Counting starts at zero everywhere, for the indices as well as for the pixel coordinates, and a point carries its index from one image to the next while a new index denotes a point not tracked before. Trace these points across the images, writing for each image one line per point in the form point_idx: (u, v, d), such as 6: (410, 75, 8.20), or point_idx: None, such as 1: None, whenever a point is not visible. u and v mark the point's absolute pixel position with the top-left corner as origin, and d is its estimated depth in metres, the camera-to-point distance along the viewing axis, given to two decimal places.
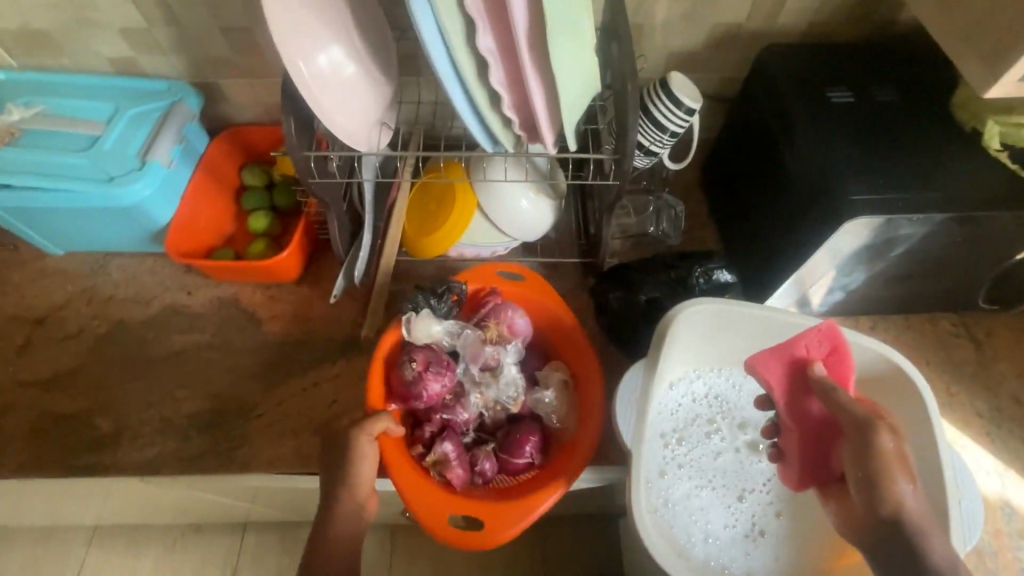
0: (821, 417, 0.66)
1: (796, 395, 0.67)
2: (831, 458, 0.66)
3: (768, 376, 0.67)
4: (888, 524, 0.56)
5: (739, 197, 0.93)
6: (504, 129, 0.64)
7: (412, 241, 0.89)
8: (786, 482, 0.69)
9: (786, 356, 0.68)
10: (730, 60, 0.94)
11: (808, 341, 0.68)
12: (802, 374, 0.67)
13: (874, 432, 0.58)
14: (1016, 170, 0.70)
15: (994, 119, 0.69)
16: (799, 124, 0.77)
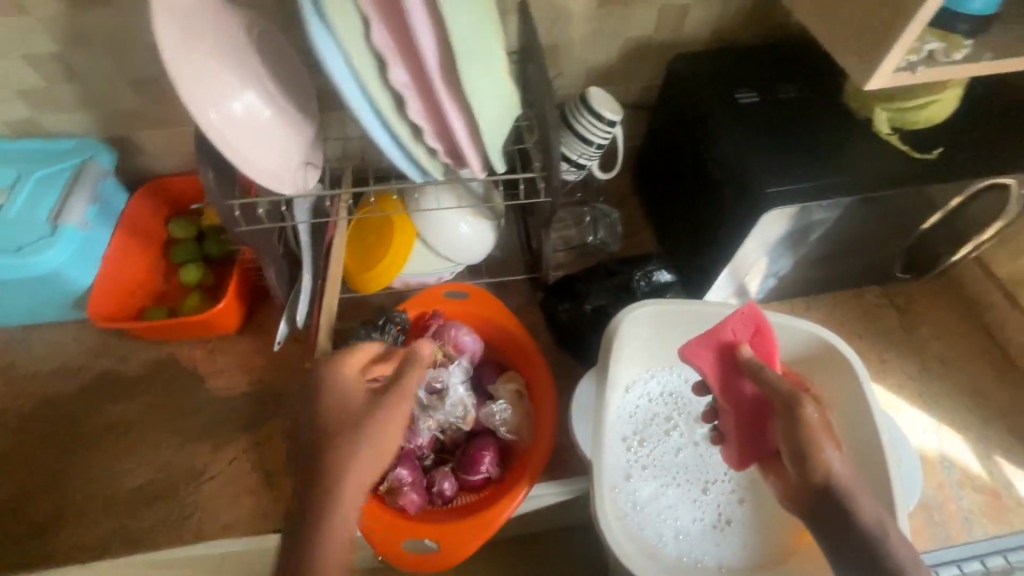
0: (753, 397, 0.68)
1: (729, 379, 0.68)
2: (767, 432, 0.68)
3: (699, 364, 0.67)
4: (820, 490, 0.59)
5: (669, 199, 0.97)
6: (431, 158, 0.64)
7: (355, 277, 0.88)
8: (729, 461, 0.71)
9: (713, 341, 0.68)
10: (646, 71, 0.99)
11: (733, 323, 0.69)
12: (731, 358, 0.68)
13: (800, 407, 0.60)
14: (907, 151, 0.75)
15: (881, 106, 0.75)
16: (712, 126, 0.81)
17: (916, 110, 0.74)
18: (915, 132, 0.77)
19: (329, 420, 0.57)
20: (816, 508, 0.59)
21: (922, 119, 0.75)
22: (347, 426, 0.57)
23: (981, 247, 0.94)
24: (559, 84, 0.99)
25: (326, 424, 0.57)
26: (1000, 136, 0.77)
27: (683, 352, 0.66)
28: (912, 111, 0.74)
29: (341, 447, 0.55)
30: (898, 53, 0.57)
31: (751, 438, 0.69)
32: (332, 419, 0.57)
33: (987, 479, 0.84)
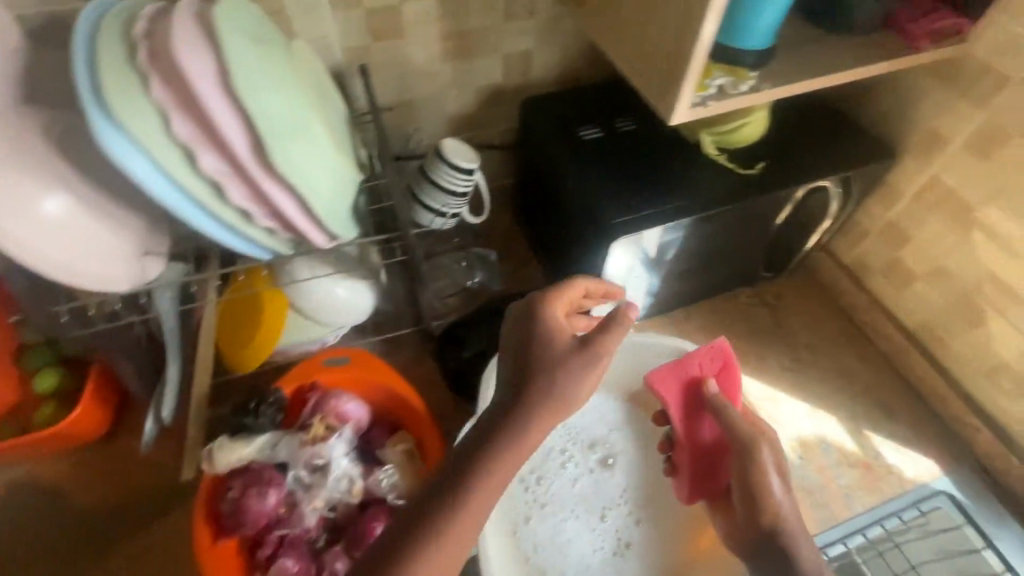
0: (711, 433, 0.73)
1: (688, 411, 0.74)
2: (717, 470, 0.73)
3: (664, 391, 0.74)
4: (768, 533, 0.63)
5: (546, 234, 1.01)
6: (272, 236, 0.63)
7: (230, 357, 0.84)
8: (677, 494, 0.76)
9: (679, 374, 0.75)
10: (504, 115, 1.03)
11: (701, 358, 0.75)
12: (693, 391, 0.74)
13: (757, 452, 0.64)
14: (734, 168, 0.83)
15: (705, 131, 0.83)
16: (563, 164, 0.86)
17: (734, 132, 0.82)
18: (740, 150, 0.84)
19: (523, 357, 0.55)
20: (763, 548, 0.63)
21: (741, 140, 0.83)
22: (540, 370, 0.53)
23: (826, 240, 1.04)
24: (423, 136, 1.01)
25: (531, 364, 0.54)
26: (809, 147, 0.86)
27: (653, 377, 0.73)
28: (732, 132, 0.82)
29: (531, 390, 0.53)
30: (688, 91, 0.63)
31: (704, 475, 0.73)
32: (543, 358, 0.54)
33: (860, 453, 0.91)
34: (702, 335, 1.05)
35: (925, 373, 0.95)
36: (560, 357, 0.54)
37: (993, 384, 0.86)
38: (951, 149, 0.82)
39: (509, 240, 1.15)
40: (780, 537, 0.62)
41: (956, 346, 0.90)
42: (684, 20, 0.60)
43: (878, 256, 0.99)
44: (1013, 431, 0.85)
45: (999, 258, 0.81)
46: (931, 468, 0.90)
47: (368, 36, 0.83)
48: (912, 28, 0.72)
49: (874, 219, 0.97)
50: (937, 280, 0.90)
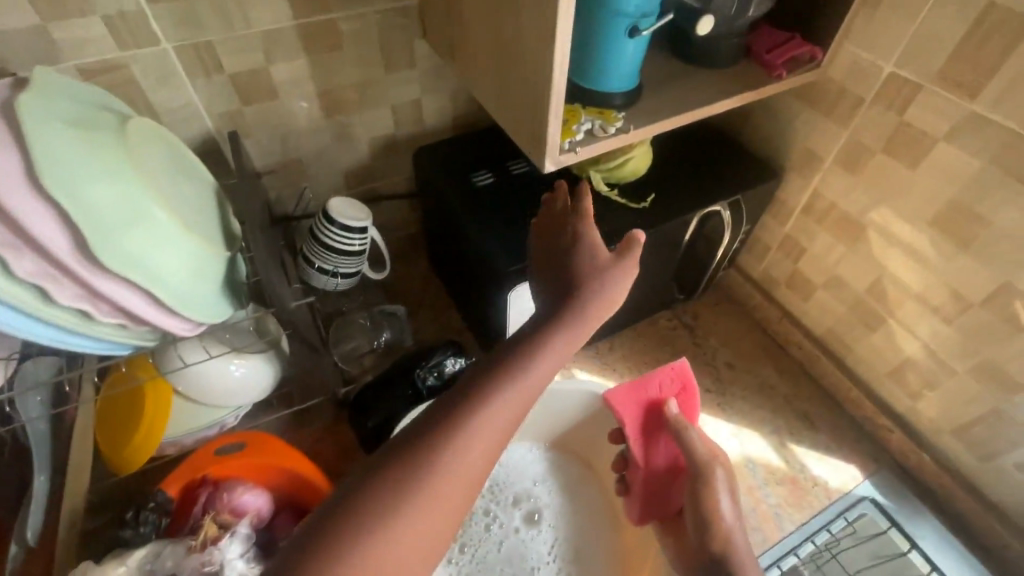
0: (671, 456, 0.71)
1: (647, 434, 0.70)
2: (671, 492, 0.72)
3: (622, 413, 0.70)
4: (716, 559, 0.63)
5: (459, 280, 0.99)
6: (123, 330, 0.57)
7: (112, 458, 0.75)
8: (629, 515, 0.74)
9: (641, 394, 0.71)
10: (402, 164, 1.01)
11: (660, 378, 0.71)
12: (653, 413, 0.70)
13: (713, 477, 0.66)
14: (624, 203, 0.83)
15: (592, 169, 0.83)
16: (459, 212, 0.85)
17: (619, 168, 0.82)
18: (628, 184, 0.86)
19: (563, 263, 0.60)
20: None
21: (629, 174, 0.84)
22: (589, 273, 0.58)
23: (733, 257, 1.06)
24: (317, 192, 0.97)
25: (576, 267, 0.59)
26: (696, 174, 0.89)
27: (612, 400, 0.69)
28: (618, 168, 0.82)
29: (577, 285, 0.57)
30: (554, 139, 0.62)
31: (657, 495, 0.72)
32: (587, 261, 0.59)
33: (786, 468, 0.91)
34: (626, 365, 1.04)
35: (838, 379, 0.97)
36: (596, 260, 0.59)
37: (898, 385, 0.89)
38: (827, 166, 0.85)
39: (424, 288, 1.12)
40: (729, 564, 0.62)
41: (861, 350, 0.92)
42: (537, 73, 0.59)
43: (781, 269, 1.01)
44: (921, 429, 0.88)
45: (882, 266, 0.84)
46: (853, 474, 0.91)
47: (238, 99, 0.79)
48: (770, 58, 0.75)
49: (772, 234, 1.00)
50: (834, 289, 0.93)
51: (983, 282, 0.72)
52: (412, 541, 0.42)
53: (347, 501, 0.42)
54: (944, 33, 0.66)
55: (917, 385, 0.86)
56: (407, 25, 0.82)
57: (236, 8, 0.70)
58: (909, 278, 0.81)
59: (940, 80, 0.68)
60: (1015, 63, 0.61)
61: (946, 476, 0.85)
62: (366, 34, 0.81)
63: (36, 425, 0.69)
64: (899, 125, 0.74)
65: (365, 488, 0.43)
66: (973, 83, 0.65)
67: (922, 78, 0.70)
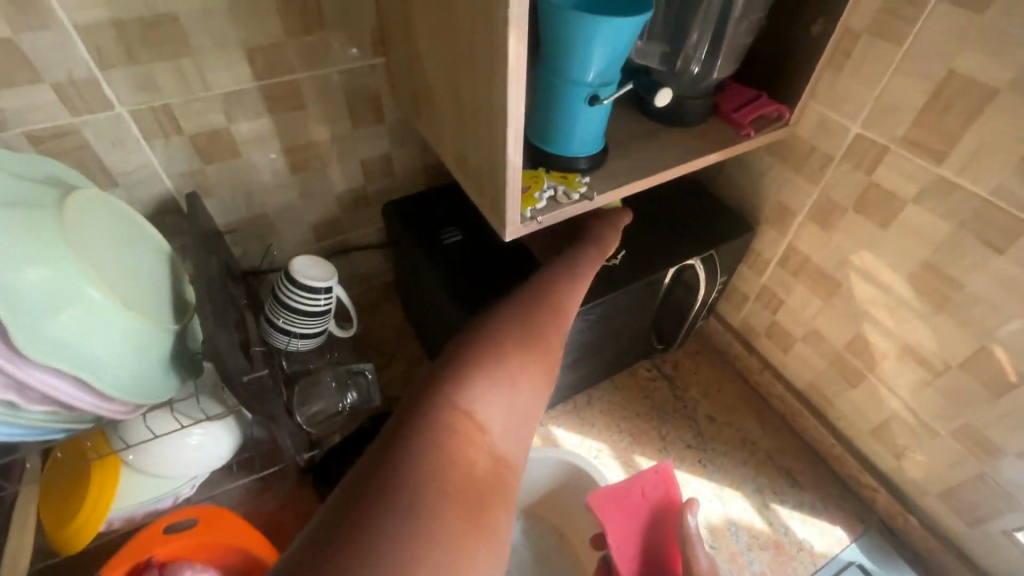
0: (657, 565, 0.69)
1: (631, 542, 0.70)
2: None
3: (605, 519, 0.70)
4: None
5: (432, 334, 0.97)
6: (56, 418, 0.55)
7: (61, 536, 0.70)
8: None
9: (622, 500, 0.71)
10: (373, 216, 1.00)
11: (644, 484, 0.73)
12: (637, 520, 0.71)
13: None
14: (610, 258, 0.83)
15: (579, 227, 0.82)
16: (427, 271, 0.83)
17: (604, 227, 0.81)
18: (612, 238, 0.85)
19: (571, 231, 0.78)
20: None
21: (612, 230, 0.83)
22: (594, 224, 0.75)
23: (711, 307, 1.05)
24: (285, 246, 0.95)
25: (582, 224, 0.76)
26: (668, 229, 0.88)
27: (595, 501, 0.70)
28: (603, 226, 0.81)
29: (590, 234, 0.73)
30: (514, 208, 0.61)
31: None
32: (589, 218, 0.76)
33: (770, 531, 0.88)
34: (604, 420, 1.01)
35: (820, 435, 0.95)
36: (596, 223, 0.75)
37: (880, 442, 0.86)
38: (800, 221, 0.85)
39: (397, 341, 1.09)
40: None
41: (842, 406, 0.90)
42: (494, 144, 0.58)
43: (759, 320, 1.00)
44: (906, 488, 0.85)
45: (859, 322, 0.82)
46: (840, 536, 0.88)
47: (198, 159, 0.77)
48: (737, 117, 0.74)
49: (749, 284, 0.99)
50: (812, 342, 0.91)
51: (961, 344, 0.71)
52: (542, 359, 0.46)
53: (477, 333, 0.46)
54: (907, 99, 0.66)
55: (901, 444, 0.83)
56: (374, 84, 0.82)
57: (193, 71, 0.69)
58: (887, 334, 0.79)
59: (905, 144, 0.68)
60: (978, 131, 0.61)
61: (934, 539, 0.82)
62: (332, 93, 0.80)
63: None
64: (868, 184, 0.73)
65: (491, 326, 0.47)
66: (938, 148, 0.65)
67: (888, 140, 0.69)
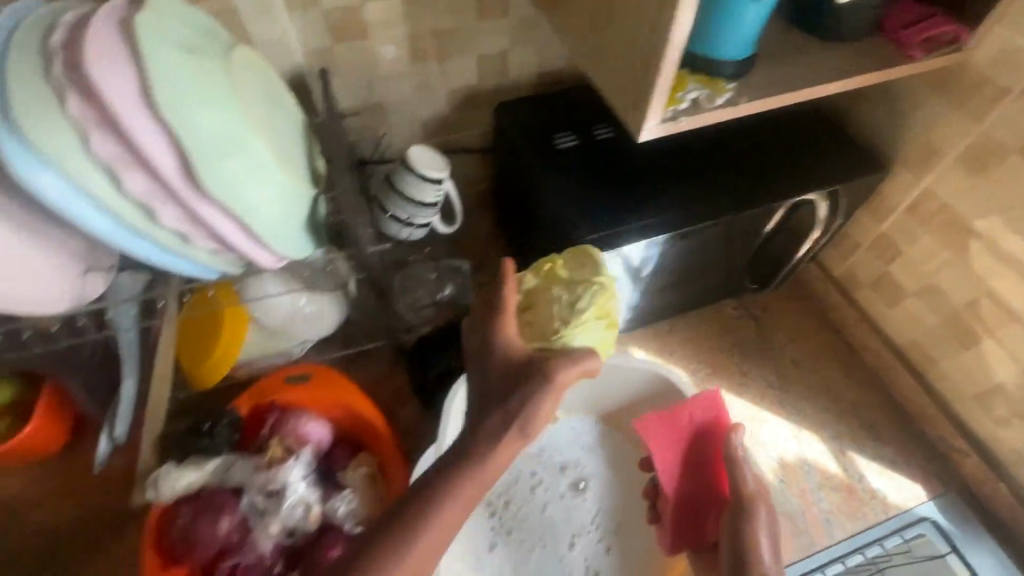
0: (703, 486, 0.67)
1: (676, 464, 0.67)
2: (704, 525, 0.67)
3: (650, 442, 0.67)
4: None
5: (523, 242, 0.98)
6: (215, 257, 0.60)
7: (195, 371, 0.80)
8: (661, 546, 0.70)
9: (672, 422, 0.68)
10: (480, 118, 0.99)
11: (692, 408, 0.69)
12: (683, 444, 0.68)
13: (755, 511, 0.61)
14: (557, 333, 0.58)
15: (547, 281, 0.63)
16: (538, 171, 0.82)
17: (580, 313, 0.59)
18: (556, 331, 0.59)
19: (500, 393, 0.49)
20: None
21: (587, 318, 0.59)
22: (519, 387, 0.49)
23: (816, 253, 0.99)
24: (393, 139, 0.97)
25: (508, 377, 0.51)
26: (797, 157, 0.82)
27: (642, 428, 0.67)
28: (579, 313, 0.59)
29: (507, 398, 0.49)
30: (658, 105, 0.59)
31: (688, 529, 0.68)
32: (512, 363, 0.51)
33: (844, 476, 0.88)
34: (685, 350, 1.00)
35: (914, 393, 0.92)
36: (518, 385, 0.49)
37: (983, 408, 0.83)
38: (946, 163, 0.78)
39: (486, 248, 1.11)
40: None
41: (947, 366, 0.86)
42: (649, 31, 0.55)
43: (868, 270, 0.94)
44: (1002, 456, 0.82)
45: (992, 280, 0.77)
46: (917, 493, 0.87)
47: (329, 36, 0.78)
48: (906, 35, 0.67)
49: (865, 231, 0.93)
50: (928, 298, 0.86)
51: None
52: None
53: None
54: None
55: (1007, 412, 0.80)
56: None
57: None
58: None
59: None
60: None
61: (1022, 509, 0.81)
62: None
63: (128, 336, 0.74)
64: None
65: None
66: None
67: None
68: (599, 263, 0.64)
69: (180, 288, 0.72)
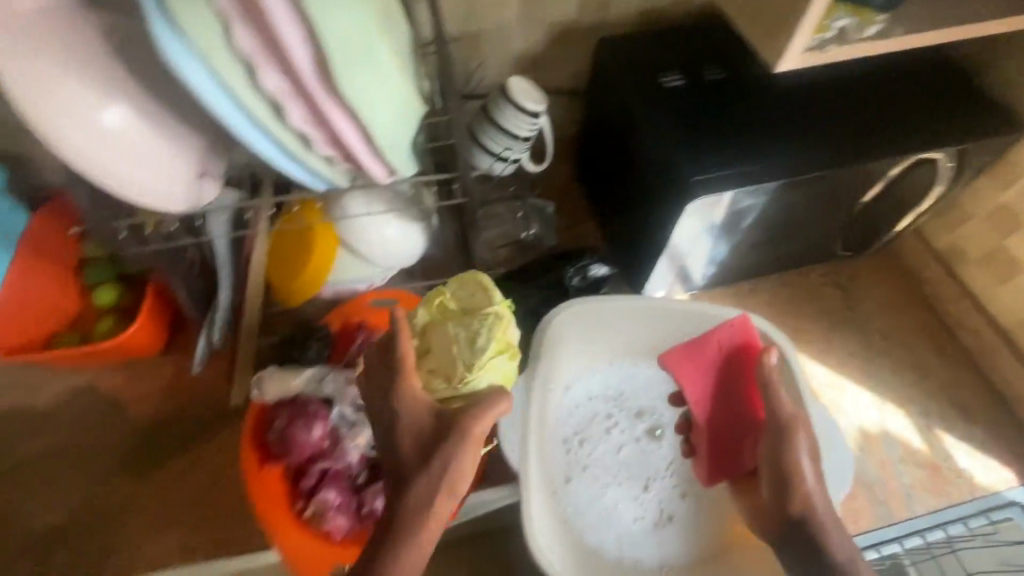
0: (735, 415, 0.68)
1: (707, 395, 0.68)
2: (739, 452, 0.69)
3: (679, 374, 0.69)
4: (796, 521, 0.60)
5: (607, 187, 0.94)
6: (330, 167, 0.61)
7: (283, 286, 0.82)
8: (698, 478, 0.72)
9: (699, 354, 0.69)
10: (574, 56, 0.95)
11: (718, 336, 0.68)
12: (712, 375, 0.69)
13: (792, 435, 0.60)
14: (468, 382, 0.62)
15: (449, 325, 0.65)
16: (642, 110, 0.78)
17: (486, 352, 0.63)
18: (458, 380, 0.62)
19: (406, 453, 0.55)
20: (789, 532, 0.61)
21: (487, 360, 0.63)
22: (429, 451, 0.54)
23: (920, 221, 0.93)
24: (483, 74, 0.94)
25: (407, 448, 0.55)
26: (931, 107, 0.74)
27: (666, 362, 0.69)
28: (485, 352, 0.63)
29: (415, 465, 0.54)
30: (804, 37, 0.55)
31: (724, 459, 0.69)
32: (413, 424, 0.56)
33: (928, 452, 0.85)
34: (765, 312, 0.97)
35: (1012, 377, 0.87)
36: (422, 448, 0.55)
37: None
38: None
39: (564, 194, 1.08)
40: (804, 526, 0.59)
41: None
42: None
43: (976, 245, 0.87)
44: None
45: None
46: (1005, 477, 0.84)
47: None
48: None
49: (978, 203, 0.85)
50: None
51: None
52: None
53: None
54: None
55: None
56: None
57: None
58: None
59: None
60: None
61: None
62: None
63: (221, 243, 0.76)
64: None
65: None
66: None
67: None
68: (489, 291, 0.67)
69: (277, 200, 0.71)
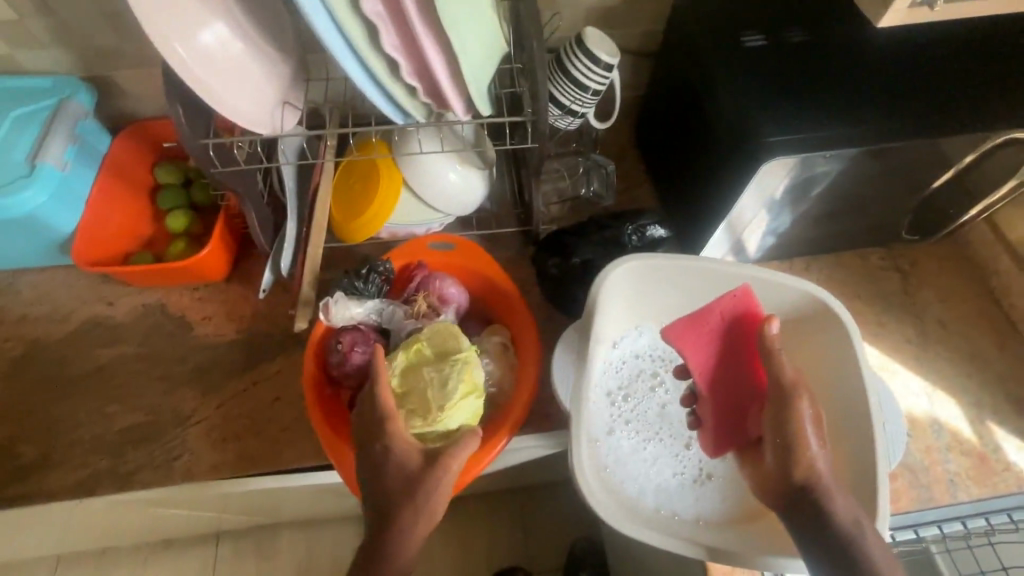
0: (737, 384, 0.69)
1: (711, 366, 0.69)
2: (744, 421, 0.70)
3: (682, 347, 0.69)
4: (800, 488, 0.62)
5: (669, 150, 0.93)
6: (412, 100, 0.62)
7: (343, 224, 0.83)
8: (703, 448, 0.72)
9: (701, 327, 0.69)
10: (648, 13, 0.93)
11: (720, 308, 0.69)
12: (714, 344, 0.69)
13: (795, 401, 0.62)
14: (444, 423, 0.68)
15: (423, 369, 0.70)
16: (718, 68, 0.76)
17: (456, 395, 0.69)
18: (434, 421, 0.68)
19: (389, 483, 0.61)
20: (795, 500, 0.62)
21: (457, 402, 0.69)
22: (410, 483, 0.61)
23: (994, 208, 0.89)
24: (551, 27, 0.93)
25: (390, 480, 0.61)
26: None
27: (670, 335, 0.69)
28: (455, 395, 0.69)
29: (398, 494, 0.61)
30: None
31: (730, 428, 0.70)
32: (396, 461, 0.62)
33: (976, 443, 0.83)
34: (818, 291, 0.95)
35: None
36: (403, 482, 0.61)
37: None
38: None
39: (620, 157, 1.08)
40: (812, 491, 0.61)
41: None
42: None
43: None
44: None
45: None
46: None
47: None
48: None
49: None
50: None
51: None
52: None
53: None
54: None
55: None
56: None
57: None
58: None
59: None
60: None
61: None
62: None
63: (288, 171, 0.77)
64: None
65: None
66: None
67: None
68: (458, 339, 0.73)
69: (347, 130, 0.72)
